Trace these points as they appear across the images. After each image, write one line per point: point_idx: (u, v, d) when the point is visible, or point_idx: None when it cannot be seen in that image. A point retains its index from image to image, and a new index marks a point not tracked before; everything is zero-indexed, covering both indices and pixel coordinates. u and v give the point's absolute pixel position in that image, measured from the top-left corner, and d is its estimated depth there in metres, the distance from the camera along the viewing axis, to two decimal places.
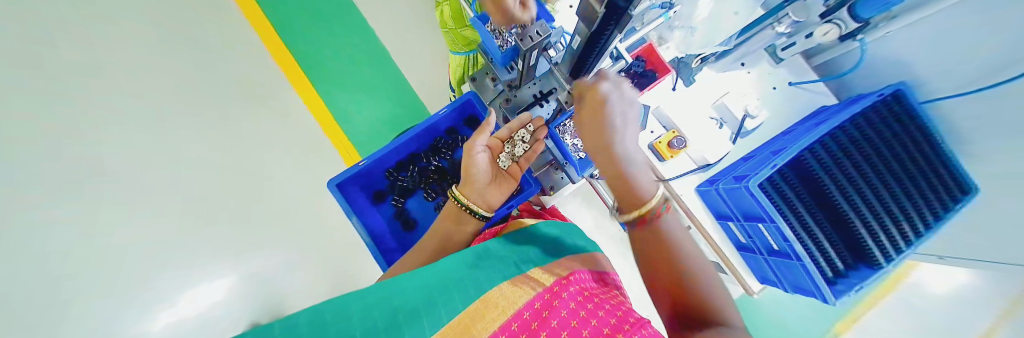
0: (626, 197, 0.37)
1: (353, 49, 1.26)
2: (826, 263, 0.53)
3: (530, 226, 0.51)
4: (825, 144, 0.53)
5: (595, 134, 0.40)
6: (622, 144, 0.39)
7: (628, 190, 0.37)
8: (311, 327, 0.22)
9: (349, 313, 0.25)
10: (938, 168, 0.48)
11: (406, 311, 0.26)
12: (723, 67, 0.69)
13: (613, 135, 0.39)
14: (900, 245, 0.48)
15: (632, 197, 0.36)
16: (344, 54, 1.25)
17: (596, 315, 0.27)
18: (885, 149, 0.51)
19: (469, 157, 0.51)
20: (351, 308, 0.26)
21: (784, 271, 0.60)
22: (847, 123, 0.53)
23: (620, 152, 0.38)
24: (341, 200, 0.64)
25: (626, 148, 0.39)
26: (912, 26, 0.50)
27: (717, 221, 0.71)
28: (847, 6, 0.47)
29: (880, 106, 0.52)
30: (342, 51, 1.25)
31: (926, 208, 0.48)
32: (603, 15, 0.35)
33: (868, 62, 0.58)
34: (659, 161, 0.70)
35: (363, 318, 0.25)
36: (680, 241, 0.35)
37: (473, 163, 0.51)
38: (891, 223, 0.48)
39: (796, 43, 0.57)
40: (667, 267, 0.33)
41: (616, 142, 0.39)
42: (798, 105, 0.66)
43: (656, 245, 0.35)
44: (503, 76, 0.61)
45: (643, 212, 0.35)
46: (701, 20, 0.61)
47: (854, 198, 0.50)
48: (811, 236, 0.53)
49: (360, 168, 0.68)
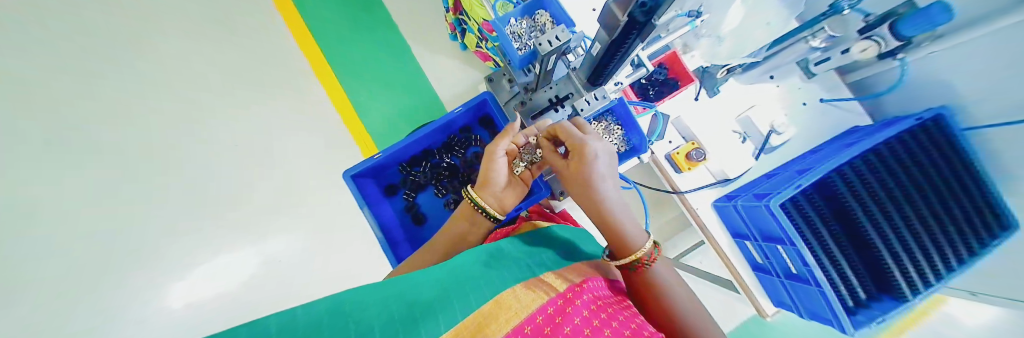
0: (618, 245, 0.40)
1: (373, 42, 1.27)
2: (846, 292, 0.51)
3: (543, 229, 0.52)
4: (855, 166, 0.50)
5: (582, 184, 0.42)
6: (606, 192, 0.42)
7: (615, 239, 0.40)
8: (333, 317, 0.22)
9: (369, 304, 0.26)
10: (979, 204, 0.45)
11: (421, 306, 0.27)
12: (749, 79, 0.66)
13: (597, 185, 0.41)
14: (929, 278, 0.45)
15: (622, 245, 0.39)
16: (363, 47, 1.27)
17: (610, 324, 0.26)
18: (920, 176, 0.48)
19: (490, 161, 0.49)
20: (366, 299, 0.27)
21: (801, 296, 0.58)
22: (882, 146, 0.50)
23: (605, 193, 0.42)
24: (354, 190, 0.65)
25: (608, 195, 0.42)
26: (956, 48, 0.47)
27: (733, 238, 0.69)
28: (889, 22, 0.45)
29: (917, 130, 0.49)
30: (361, 44, 1.27)
31: (961, 243, 0.45)
32: (625, 24, 0.34)
33: (906, 84, 0.55)
34: (675, 172, 0.68)
35: (381, 310, 0.25)
36: (668, 282, 0.38)
37: (495, 167, 0.50)
38: (921, 255, 0.46)
39: (830, 59, 0.55)
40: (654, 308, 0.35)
41: (600, 191, 0.42)
42: (828, 123, 0.63)
43: (650, 288, 0.37)
44: (520, 78, 0.60)
45: (634, 260, 0.38)
46: (728, 30, 0.61)
47: (882, 225, 0.48)
48: (833, 262, 0.51)
49: (376, 160, 0.69)
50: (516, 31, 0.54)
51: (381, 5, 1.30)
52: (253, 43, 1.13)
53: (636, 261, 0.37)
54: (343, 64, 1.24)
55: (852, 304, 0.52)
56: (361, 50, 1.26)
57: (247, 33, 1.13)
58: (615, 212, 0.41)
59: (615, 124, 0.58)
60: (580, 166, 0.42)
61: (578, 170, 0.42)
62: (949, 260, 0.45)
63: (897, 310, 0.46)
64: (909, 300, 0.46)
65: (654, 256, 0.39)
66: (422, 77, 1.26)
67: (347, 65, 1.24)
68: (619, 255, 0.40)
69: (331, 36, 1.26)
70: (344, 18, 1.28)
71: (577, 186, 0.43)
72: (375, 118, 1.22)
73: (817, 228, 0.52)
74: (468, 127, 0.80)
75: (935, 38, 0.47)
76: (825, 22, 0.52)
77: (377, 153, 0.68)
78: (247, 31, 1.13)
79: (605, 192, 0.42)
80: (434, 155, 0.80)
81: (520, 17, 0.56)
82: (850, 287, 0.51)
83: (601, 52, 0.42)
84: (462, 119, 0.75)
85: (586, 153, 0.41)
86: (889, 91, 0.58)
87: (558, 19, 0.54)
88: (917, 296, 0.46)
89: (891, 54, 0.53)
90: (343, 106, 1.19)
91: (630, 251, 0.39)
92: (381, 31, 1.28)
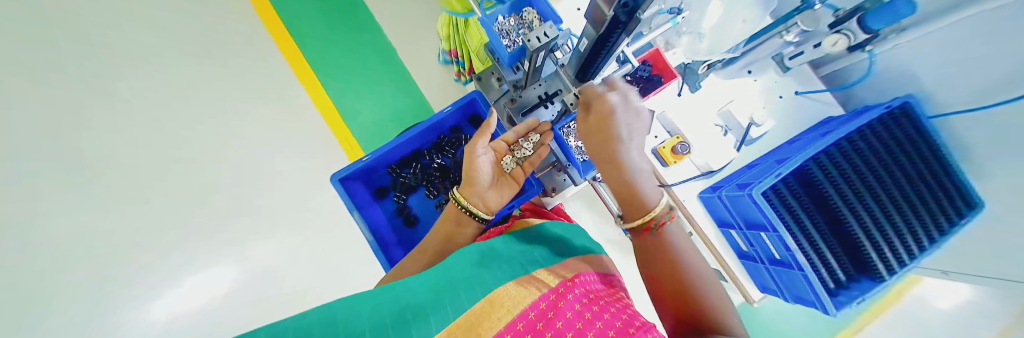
0: (634, 206, 0.41)
1: (358, 46, 1.29)
2: (828, 274, 0.53)
3: (535, 226, 0.52)
4: (830, 153, 0.53)
5: (603, 144, 0.42)
6: (628, 156, 0.41)
7: (631, 199, 0.41)
8: (323, 327, 0.21)
9: (360, 310, 0.25)
10: (946, 184, 0.48)
11: (411, 310, 0.26)
12: (730, 74, 0.68)
13: (619, 146, 0.41)
14: (903, 258, 0.48)
15: (638, 206, 0.41)
16: (347, 52, 1.28)
17: (602, 317, 0.27)
18: (891, 161, 0.51)
19: (470, 160, 0.50)
20: (358, 305, 0.26)
21: (785, 281, 0.60)
22: (854, 134, 0.52)
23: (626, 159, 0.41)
24: (341, 193, 0.64)
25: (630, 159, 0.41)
26: (921, 40, 0.50)
27: (718, 229, 0.71)
28: (858, 16, 0.47)
29: (886, 118, 0.52)
30: (345, 49, 1.28)
31: (931, 222, 0.47)
32: (610, 19, 0.34)
33: (878, 74, 0.58)
34: (662, 166, 0.70)
35: (372, 316, 0.25)
36: (680, 243, 0.41)
37: (475, 166, 0.51)
38: (895, 236, 0.48)
39: (803, 53, 0.58)
40: (663, 261, 0.39)
41: (621, 153, 0.41)
42: (803, 114, 0.66)
43: (662, 248, 0.40)
44: (508, 76, 0.60)
45: (649, 219, 0.39)
46: (708, 27, 0.66)
47: (857, 209, 0.50)
48: (814, 247, 0.53)
49: (363, 163, 0.68)
50: (504, 28, 0.55)
51: (366, 9, 1.32)
52: (230, 43, 1.09)
53: (649, 222, 0.39)
54: (327, 68, 1.25)
55: (833, 286, 0.54)
56: (344, 54, 1.28)
57: (225, 34, 1.09)
58: (633, 176, 0.40)
59: None
60: (604, 123, 0.41)
61: (601, 130, 0.42)
62: (921, 240, 0.47)
63: (874, 288, 0.48)
64: (885, 279, 0.48)
65: (666, 221, 0.40)
66: (410, 83, 1.28)
67: (332, 70, 1.25)
68: (635, 216, 0.41)
69: (314, 41, 1.26)
70: (327, 23, 1.29)
71: (598, 144, 0.43)
72: (362, 120, 1.23)
73: (797, 214, 0.54)
74: (457, 128, 0.80)
75: (900, 30, 0.49)
76: (800, 18, 0.52)
77: (366, 155, 0.67)
78: (225, 33, 1.09)
79: (628, 156, 0.41)
80: (423, 156, 0.79)
81: (507, 14, 0.56)
82: (830, 269, 0.53)
83: (588, 48, 0.43)
84: (452, 118, 0.75)
85: (613, 113, 0.41)
86: (863, 79, 0.60)
87: (545, 15, 0.54)
88: (893, 275, 0.48)
89: (859, 47, 0.55)
90: (328, 110, 1.19)
91: (645, 213, 0.40)
92: (367, 35, 1.31)
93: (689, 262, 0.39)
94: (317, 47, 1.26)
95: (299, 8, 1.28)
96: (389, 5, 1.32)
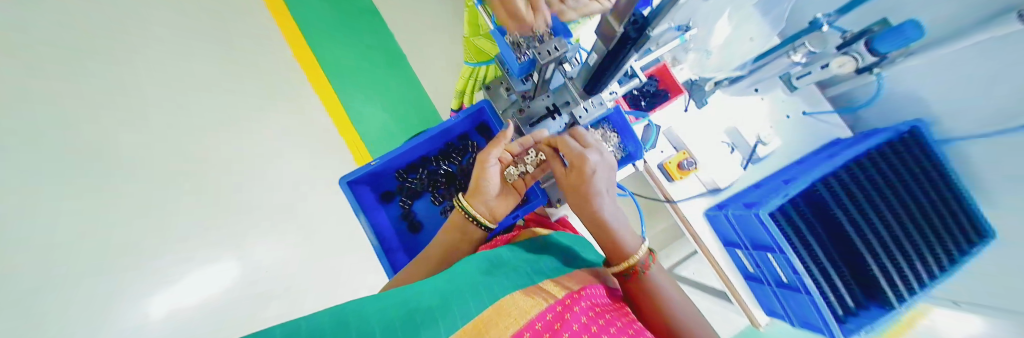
0: (614, 251, 0.42)
1: (375, 53, 1.33)
2: (837, 301, 0.52)
3: (544, 237, 0.52)
4: (839, 176, 0.52)
5: (580, 194, 0.43)
6: (601, 203, 0.43)
7: (611, 244, 0.42)
8: (333, 327, 0.21)
9: (368, 312, 0.25)
10: (953, 213, 0.47)
11: (420, 313, 0.26)
12: (736, 91, 0.68)
13: (595, 195, 0.43)
14: (913, 287, 0.47)
15: (617, 250, 0.41)
16: (365, 58, 1.31)
17: (608, 330, 0.26)
18: (901, 187, 0.50)
19: (481, 169, 0.50)
20: (365, 307, 0.26)
21: (794, 306, 0.58)
22: (862, 158, 0.52)
23: (601, 205, 0.43)
24: (350, 196, 0.64)
25: (603, 206, 0.43)
26: (927, 64, 0.50)
27: (725, 248, 0.69)
28: (866, 39, 0.48)
29: (896, 141, 0.52)
30: (364, 55, 1.31)
31: (941, 251, 0.46)
32: (621, 36, 0.35)
33: (884, 96, 0.58)
34: (669, 181, 0.69)
35: (379, 318, 0.24)
36: (664, 288, 0.39)
37: (486, 174, 0.50)
38: (906, 264, 0.47)
39: (811, 73, 0.57)
40: (642, 298, 0.38)
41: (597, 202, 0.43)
42: (811, 134, 0.66)
43: (644, 292, 0.38)
44: (518, 86, 0.61)
45: (631, 265, 0.39)
46: (717, 45, 0.65)
47: (867, 234, 0.49)
48: (823, 272, 0.52)
49: (373, 167, 0.69)
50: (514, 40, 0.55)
51: (382, 18, 1.37)
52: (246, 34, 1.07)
53: (630, 268, 0.39)
54: (341, 72, 1.25)
55: (842, 314, 0.52)
56: (360, 60, 1.30)
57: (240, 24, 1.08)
58: (609, 223, 0.43)
59: (611, 132, 0.62)
60: (581, 180, 0.43)
61: (577, 181, 0.43)
62: (931, 270, 0.46)
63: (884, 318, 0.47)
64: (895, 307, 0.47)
65: (648, 264, 0.40)
66: (421, 95, 1.32)
67: (345, 74, 1.25)
68: (616, 262, 0.41)
69: (330, 44, 1.27)
70: (344, 29, 1.32)
71: (575, 195, 0.44)
72: (372, 127, 1.23)
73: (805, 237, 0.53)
74: (465, 135, 0.81)
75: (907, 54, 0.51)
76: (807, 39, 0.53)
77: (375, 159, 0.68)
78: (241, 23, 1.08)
79: (601, 205, 0.43)
80: (431, 163, 0.80)
81: None
82: (840, 296, 0.52)
83: (597, 62, 0.44)
84: (460, 126, 0.76)
85: (585, 164, 0.42)
86: (869, 103, 0.60)
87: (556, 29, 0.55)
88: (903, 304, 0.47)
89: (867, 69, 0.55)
90: (338, 113, 1.18)
91: (626, 259, 0.40)
92: (379, 45, 1.35)
93: (673, 304, 0.37)
94: (332, 50, 1.26)
95: (315, 11, 1.29)
96: (402, 23, 1.37)
